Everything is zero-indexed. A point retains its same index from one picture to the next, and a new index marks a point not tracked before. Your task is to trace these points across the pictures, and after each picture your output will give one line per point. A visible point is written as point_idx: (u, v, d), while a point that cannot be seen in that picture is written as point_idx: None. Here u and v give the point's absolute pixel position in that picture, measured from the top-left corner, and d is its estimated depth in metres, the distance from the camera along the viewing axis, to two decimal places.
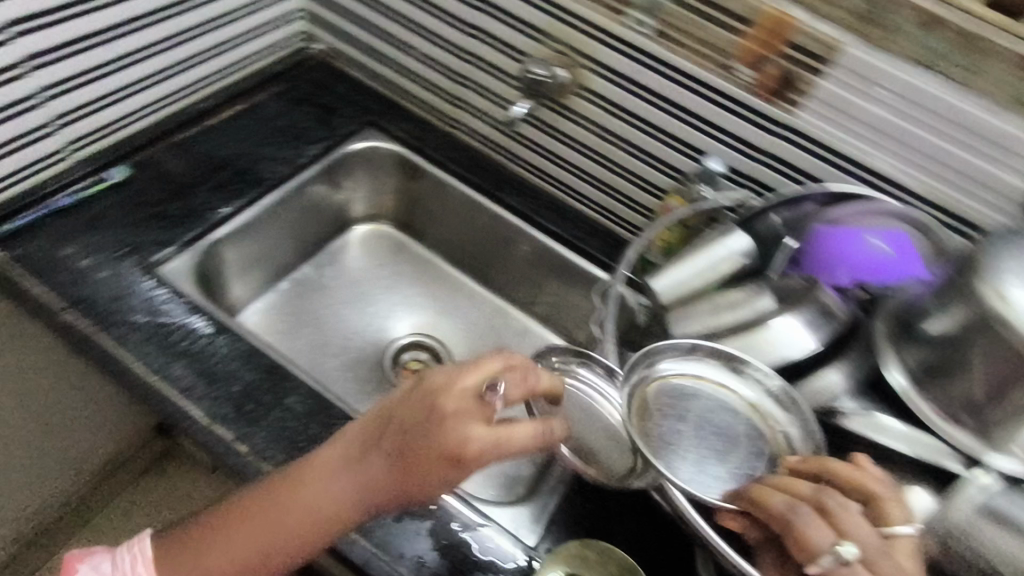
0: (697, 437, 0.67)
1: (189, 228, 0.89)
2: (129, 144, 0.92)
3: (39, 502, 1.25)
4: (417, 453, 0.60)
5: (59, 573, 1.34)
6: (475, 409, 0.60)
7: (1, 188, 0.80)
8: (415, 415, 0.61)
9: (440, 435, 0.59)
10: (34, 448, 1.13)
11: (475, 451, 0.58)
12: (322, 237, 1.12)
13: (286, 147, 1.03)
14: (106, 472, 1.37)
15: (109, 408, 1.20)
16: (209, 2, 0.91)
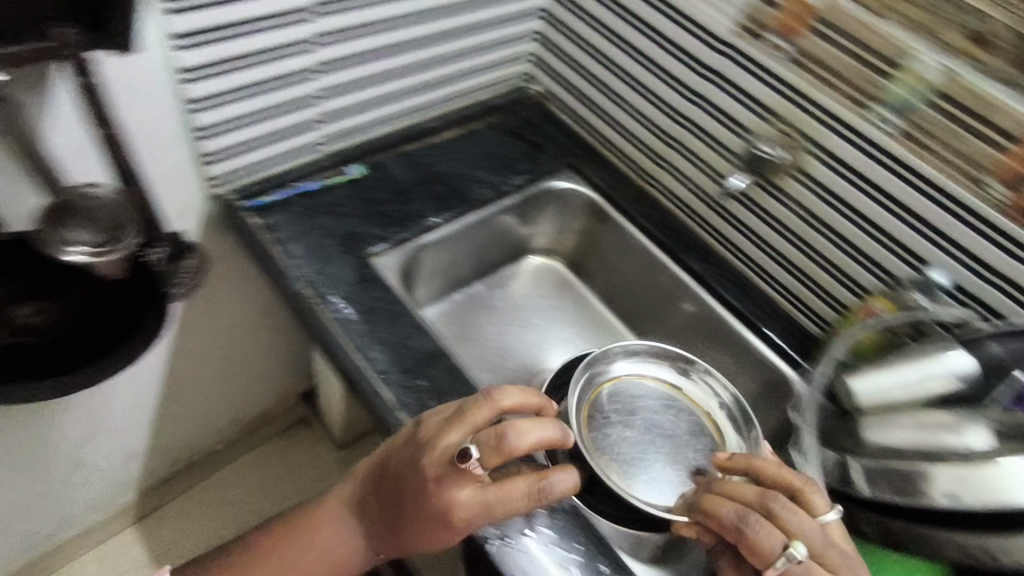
0: (642, 426, 0.88)
1: (404, 230, 0.98)
2: (368, 147, 1.04)
3: (205, 432, 1.41)
4: (411, 513, 0.66)
5: (200, 501, 1.50)
6: (458, 477, 0.64)
7: (268, 165, 0.94)
8: (409, 472, 0.66)
9: (426, 502, 0.65)
10: (217, 385, 1.29)
11: (466, 515, 0.63)
12: (500, 259, 1.19)
13: (494, 173, 1.10)
14: (259, 421, 1.53)
15: (276, 361, 1.35)
16: (461, 37, 1.03)
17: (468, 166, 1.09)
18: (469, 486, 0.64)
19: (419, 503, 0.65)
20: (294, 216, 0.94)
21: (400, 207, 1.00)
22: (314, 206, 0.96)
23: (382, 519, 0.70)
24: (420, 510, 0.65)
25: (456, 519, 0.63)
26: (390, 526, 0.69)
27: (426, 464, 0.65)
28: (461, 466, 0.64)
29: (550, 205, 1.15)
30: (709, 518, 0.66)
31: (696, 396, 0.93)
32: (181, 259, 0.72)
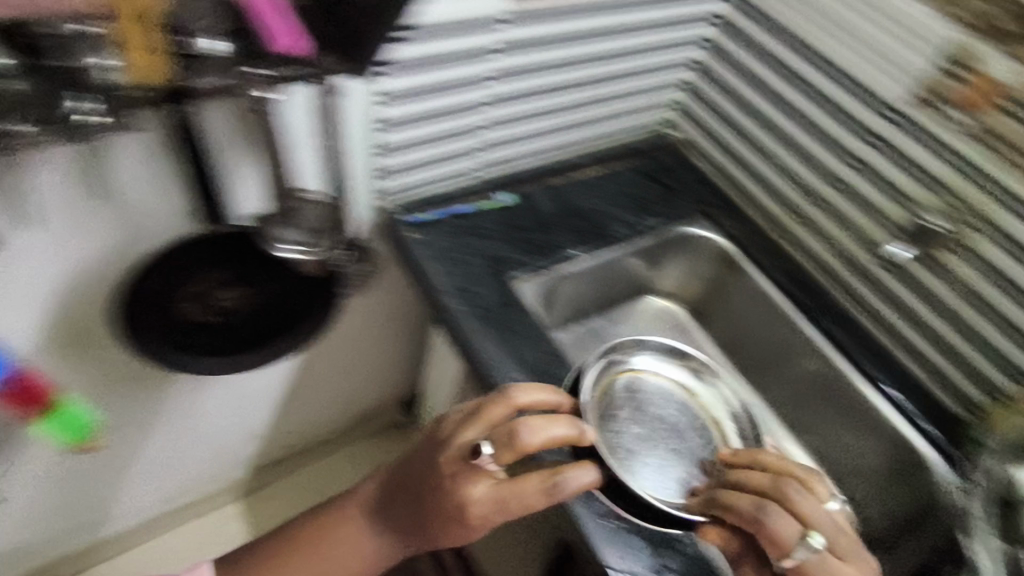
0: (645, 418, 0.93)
1: (545, 259, 1.01)
2: (517, 177, 1.11)
3: (311, 424, 1.48)
4: (433, 510, 0.70)
5: (293, 490, 1.55)
6: (470, 473, 0.68)
7: (428, 184, 1.02)
8: (430, 467, 0.71)
9: (445, 499, 0.68)
10: (335, 382, 1.36)
11: (481, 510, 0.66)
12: (624, 296, 1.20)
13: (629, 212, 1.12)
14: (358, 420, 1.58)
15: (391, 368, 1.42)
16: (619, 82, 1.10)
17: (607, 204, 1.13)
18: (483, 483, 0.67)
19: (439, 499, 0.69)
20: (445, 233, 0.99)
21: (541, 236, 1.04)
22: (464, 226, 1.01)
23: (404, 518, 0.75)
24: (439, 507, 0.69)
25: (471, 513, 0.67)
26: (417, 529, 0.73)
27: (444, 460, 0.69)
28: (473, 461, 0.68)
29: (682, 250, 1.16)
30: (732, 512, 0.69)
31: (703, 399, 0.99)
32: (360, 262, 0.80)
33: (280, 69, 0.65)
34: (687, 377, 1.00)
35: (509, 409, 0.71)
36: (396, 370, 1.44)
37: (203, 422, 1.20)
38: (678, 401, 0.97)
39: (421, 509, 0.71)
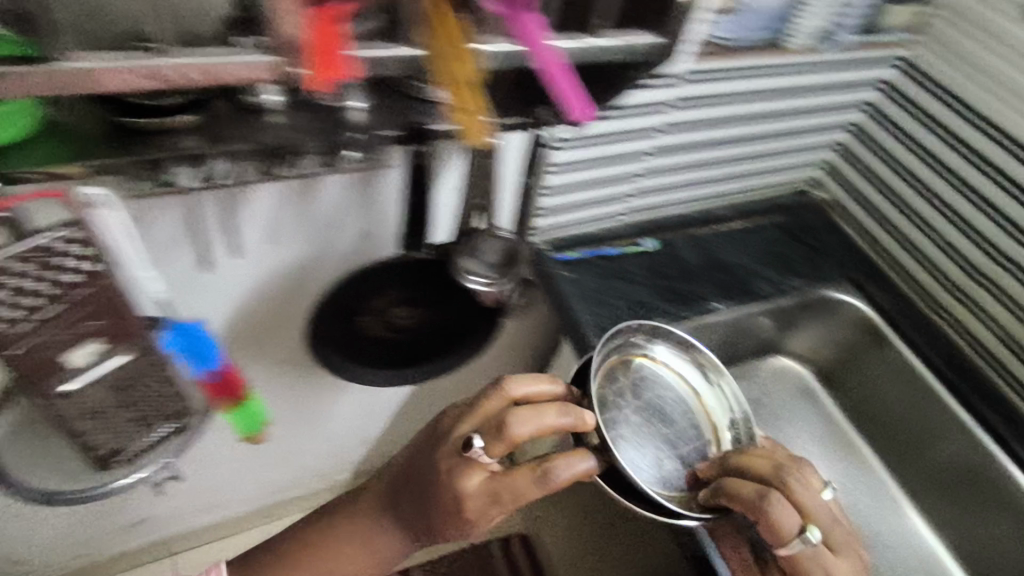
0: (642, 410, 0.80)
1: (689, 310, 1.01)
2: (662, 224, 1.13)
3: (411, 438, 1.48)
4: (432, 506, 0.65)
5: None
6: (462, 467, 0.62)
7: (580, 224, 1.05)
8: (427, 460, 0.66)
9: (441, 495, 0.63)
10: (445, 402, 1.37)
11: (478, 505, 0.62)
12: (751, 353, 1.20)
13: (772, 270, 1.12)
14: None
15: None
16: (777, 140, 1.10)
17: (749, 260, 1.12)
18: (476, 475, 0.62)
19: (435, 495, 0.64)
20: (593, 274, 1.02)
21: (683, 284, 1.05)
22: (610, 268, 1.03)
23: (410, 513, 0.70)
24: (437, 504, 0.64)
25: (472, 511, 0.62)
26: (423, 528, 0.68)
27: (442, 458, 0.64)
28: (468, 455, 0.62)
29: (821, 312, 1.14)
30: (731, 500, 0.68)
31: (705, 398, 0.86)
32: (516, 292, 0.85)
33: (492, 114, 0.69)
34: (694, 376, 0.86)
35: (505, 399, 0.66)
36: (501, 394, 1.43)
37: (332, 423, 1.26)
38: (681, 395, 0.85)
39: (421, 505, 0.67)
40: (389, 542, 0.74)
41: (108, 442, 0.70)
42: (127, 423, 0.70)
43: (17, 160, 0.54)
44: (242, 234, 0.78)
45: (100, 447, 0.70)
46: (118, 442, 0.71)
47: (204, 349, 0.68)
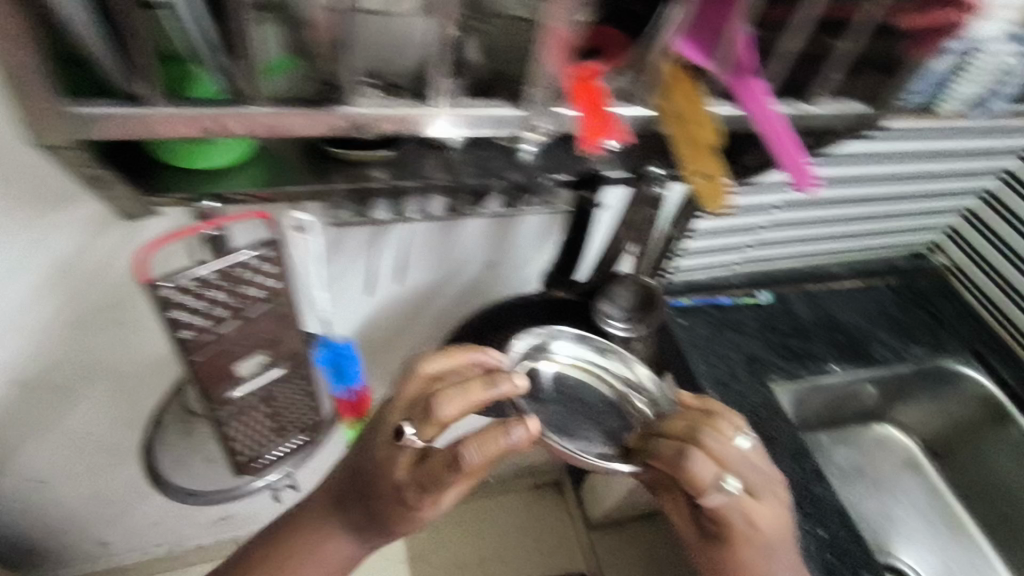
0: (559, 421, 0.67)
1: (805, 369, 0.99)
2: (775, 277, 1.11)
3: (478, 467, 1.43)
4: (364, 494, 0.58)
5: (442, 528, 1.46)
6: (383, 446, 0.56)
7: (695, 270, 1.05)
8: (360, 455, 0.58)
9: (376, 486, 0.56)
10: None
11: (418, 499, 0.54)
12: (853, 419, 1.16)
13: (893, 336, 1.07)
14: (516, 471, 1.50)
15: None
16: (903, 202, 1.07)
17: (867, 323, 1.08)
18: (396, 456, 0.54)
19: (366, 479, 0.57)
20: (706, 323, 1.00)
21: (800, 344, 1.02)
22: (725, 319, 1.02)
23: (359, 515, 0.59)
24: (369, 487, 0.57)
25: (412, 506, 0.54)
26: (374, 528, 0.59)
27: (373, 449, 0.56)
28: (402, 443, 0.54)
29: (935, 384, 1.10)
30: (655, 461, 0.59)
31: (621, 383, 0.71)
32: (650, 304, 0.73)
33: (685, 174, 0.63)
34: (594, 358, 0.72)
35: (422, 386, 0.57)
36: None
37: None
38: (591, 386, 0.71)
39: (357, 494, 0.58)
40: (335, 551, 0.60)
41: (249, 448, 0.69)
42: (266, 432, 0.70)
43: (233, 185, 0.49)
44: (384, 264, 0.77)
45: (241, 453, 0.69)
46: (255, 450, 0.70)
47: (351, 369, 0.69)
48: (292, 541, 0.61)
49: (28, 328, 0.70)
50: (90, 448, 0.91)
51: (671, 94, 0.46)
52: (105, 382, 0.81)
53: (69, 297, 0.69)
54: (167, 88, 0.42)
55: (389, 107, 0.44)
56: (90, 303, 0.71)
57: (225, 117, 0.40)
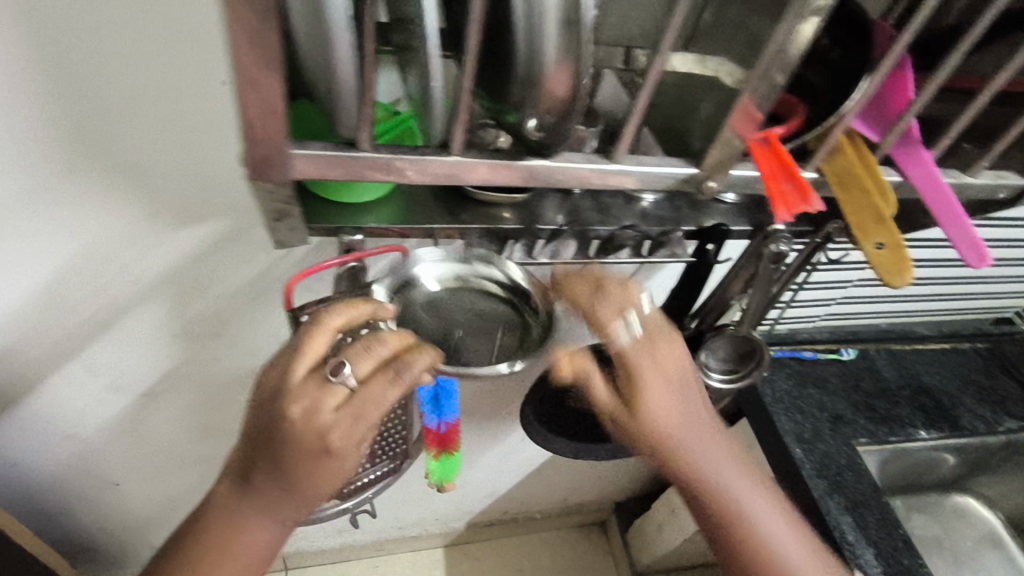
0: None
1: (892, 433, 0.95)
2: (859, 333, 1.08)
3: (527, 506, 1.39)
4: (261, 469, 0.46)
5: (482, 563, 1.43)
6: (282, 407, 0.43)
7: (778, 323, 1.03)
8: (252, 432, 0.46)
9: (299, 452, 0.43)
10: (579, 475, 1.30)
11: (343, 441, 0.43)
12: (932, 488, 1.11)
13: (983, 405, 1.03)
14: (564, 511, 1.45)
15: (631, 475, 1.35)
16: (1000, 266, 1.04)
17: (955, 388, 1.04)
18: (303, 413, 0.42)
19: (261, 446, 0.45)
20: (788, 376, 0.97)
21: (886, 406, 0.99)
22: (808, 374, 0.99)
23: (277, 491, 0.46)
24: (265, 456, 0.45)
25: (337, 458, 0.44)
26: (280, 496, 0.47)
27: (266, 419, 0.44)
28: (332, 385, 0.43)
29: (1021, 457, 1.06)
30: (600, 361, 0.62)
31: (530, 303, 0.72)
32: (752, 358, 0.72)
33: (808, 234, 0.61)
34: None
35: (327, 333, 0.43)
36: (631, 474, 1.34)
37: (471, 473, 1.16)
38: None
39: (253, 472, 0.46)
40: (256, 536, 0.49)
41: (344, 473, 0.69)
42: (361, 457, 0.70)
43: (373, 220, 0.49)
44: None
45: None
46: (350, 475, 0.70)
47: (449, 405, 0.67)
48: (206, 536, 0.49)
49: (135, 340, 0.67)
50: (164, 467, 0.87)
51: (842, 155, 0.40)
52: (199, 399, 0.78)
53: (187, 315, 0.66)
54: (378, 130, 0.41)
55: (590, 165, 0.37)
56: (198, 321, 0.67)
57: (420, 165, 0.34)
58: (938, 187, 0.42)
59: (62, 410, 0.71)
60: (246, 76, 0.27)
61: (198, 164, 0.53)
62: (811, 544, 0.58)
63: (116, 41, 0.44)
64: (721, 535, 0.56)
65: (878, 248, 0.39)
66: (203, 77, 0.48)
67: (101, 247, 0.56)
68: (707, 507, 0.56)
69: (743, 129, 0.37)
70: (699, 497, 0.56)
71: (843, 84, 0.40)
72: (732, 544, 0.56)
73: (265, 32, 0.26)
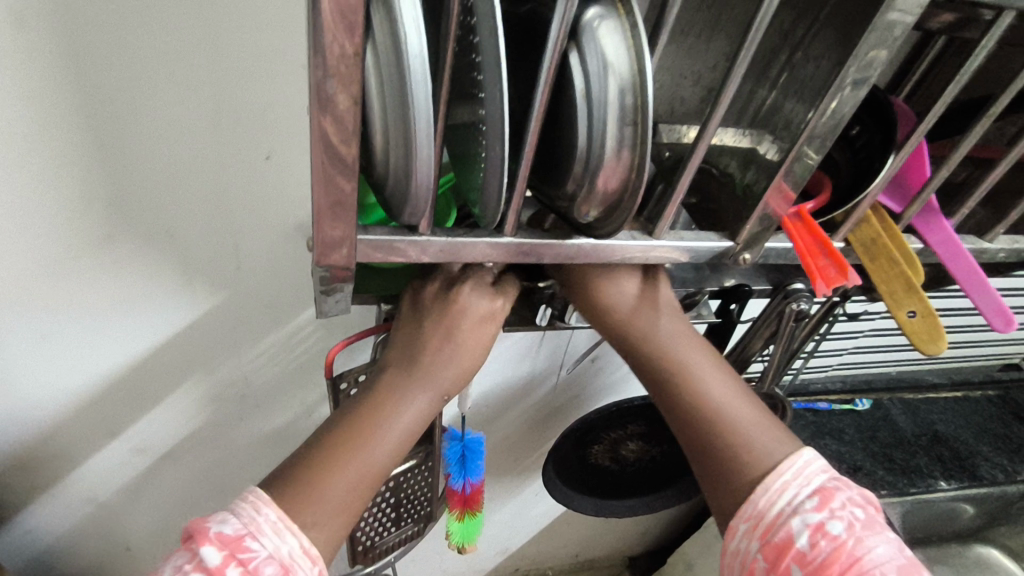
0: (509, 392, 0.81)
1: (913, 483, 0.94)
2: (874, 384, 1.09)
3: (540, 563, 1.35)
4: (423, 352, 0.44)
5: None
6: (453, 293, 0.44)
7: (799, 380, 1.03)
8: (404, 343, 0.45)
9: (462, 322, 0.44)
10: (594, 529, 1.27)
11: (505, 306, 0.45)
12: (951, 538, 1.10)
13: (1001, 454, 1.02)
14: (578, 567, 1.41)
15: (647, 528, 1.32)
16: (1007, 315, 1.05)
17: (971, 437, 1.04)
18: (475, 290, 0.44)
19: (428, 327, 0.44)
20: (804, 427, 0.98)
21: (904, 457, 0.98)
22: (824, 425, 1.00)
23: (445, 364, 0.44)
24: (433, 334, 0.44)
25: (495, 325, 0.45)
26: (445, 366, 0.44)
27: (429, 313, 0.44)
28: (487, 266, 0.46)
29: None
30: None
31: (522, 362, 0.76)
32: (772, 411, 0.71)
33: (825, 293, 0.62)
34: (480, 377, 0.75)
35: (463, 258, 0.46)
36: (647, 527, 1.31)
37: (486, 529, 1.14)
38: (506, 385, 0.79)
39: (422, 351, 0.44)
40: (411, 412, 0.44)
41: (369, 539, 0.67)
42: (385, 521, 0.68)
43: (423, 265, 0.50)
44: (491, 375, 0.76)
45: (361, 544, 0.66)
46: (375, 540, 0.68)
47: (476, 465, 0.68)
48: (364, 407, 0.43)
49: (158, 399, 0.66)
50: (178, 531, 0.84)
51: (868, 225, 0.42)
52: (219, 458, 0.76)
53: (215, 374, 0.66)
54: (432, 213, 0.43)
55: (635, 244, 0.38)
56: (224, 381, 0.67)
57: (472, 248, 0.35)
58: (958, 252, 0.44)
59: (83, 470, 0.70)
60: (323, 175, 0.29)
61: (230, 232, 0.53)
62: (761, 412, 0.49)
63: (168, 121, 0.45)
64: (673, 413, 0.49)
65: (911, 317, 0.40)
66: (245, 152, 0.49)
67: (133, 308, 0.57)
68: (656, 379, 0.49)
69: (778, 205, 0.39)
70: (647, 375, 0.50)
71: (863, 161, 0.43)
72: (681, 420, 0.49)
73: (341, 136, 0.28)
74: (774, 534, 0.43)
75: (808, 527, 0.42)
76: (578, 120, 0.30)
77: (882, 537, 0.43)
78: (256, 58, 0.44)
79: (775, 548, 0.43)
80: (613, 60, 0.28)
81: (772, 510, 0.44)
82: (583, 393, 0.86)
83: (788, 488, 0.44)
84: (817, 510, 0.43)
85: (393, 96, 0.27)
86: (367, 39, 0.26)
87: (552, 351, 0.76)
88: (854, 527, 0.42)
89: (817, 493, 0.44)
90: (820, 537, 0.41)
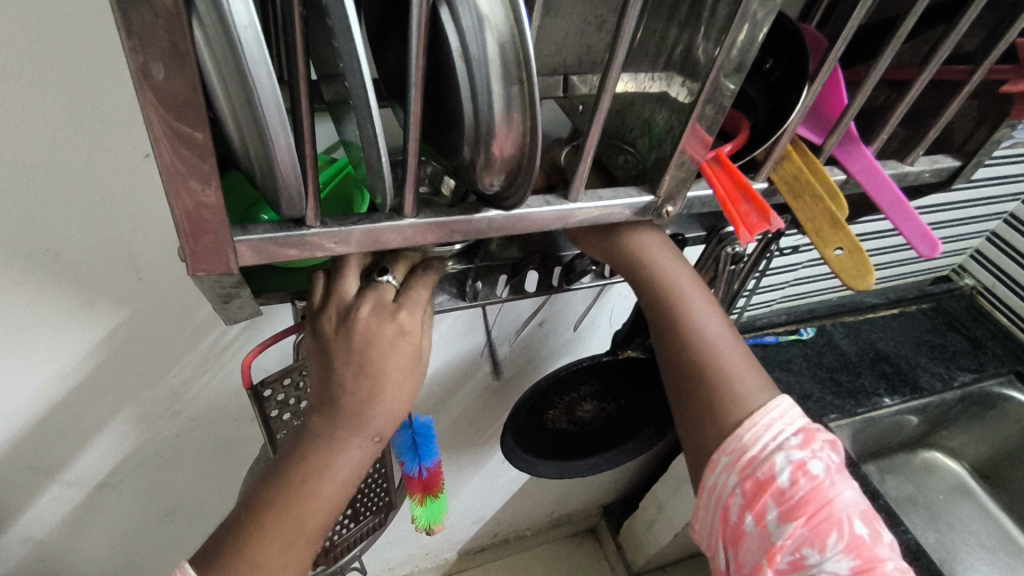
0: (455, 379, 0.81)
1: (859, 404, 0.98)
2: (817, 311, 1.11)
3: (516, 525, 1.36)
4: (340, 390, 0.40)
5: None
6: (353, 320, 0.40)
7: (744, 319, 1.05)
8: (320, 383, 0.41)
9: (374, 359, 0.40)
10: (565, 486, 1.28)
11: (414, 319, 0.42)
12: (896, 447, 1.16)
13: (937, 363, 1.07)
14: (553, 523, 1.43)
15: (617, 477, 1.34)
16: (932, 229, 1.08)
17: (909, 351, 1.08)
18: (376, 312, 0.41)
19: (339, 364, 0.40)
20: None
21: (850, 379, 1.01)
22: (773, 358, 1.02)
23: (359, 407, 0.40)
24: (345, 370, 0.40)
25: (411, 342, 0.42)
26: (369, 406, 0.40)
27: (335, 347, 0.41)
28: (377, 281, 0.43)
29: (978, 408, 1.11)
30: None
31: (460, 350, 0.75)
32: None
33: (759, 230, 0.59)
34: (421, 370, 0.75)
35: (358, 270, 0.43)
36: (616, 475, 1.33)
37: (456, 502, 1.13)
38: (450, 372, 0.79)
39: (340, 394, 0.40)
40: (348, 462, 0.41)
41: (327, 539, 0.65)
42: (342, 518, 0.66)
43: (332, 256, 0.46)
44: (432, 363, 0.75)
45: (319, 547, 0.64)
46: (333, 538, 0.66)
47: (430, 446, 0.66)
48: (299, 468, 0.40)
49: (79, 429, 0.61)
50: (130, 555, 0.80)
51: (790, 162, 0.41)
52: (161, 478, 0.72)
53: (137, 394, 0.61)
54: (330, 201, 0.39)
55: (550, 210, 0.36)
56: (149, 399, 0.62)
57: (370, 236, 0.32)
58: (880, 179, 0.43)
59: (7, 512, 0.65)
60: (178, 173, 0.26)
61: (121, 243, 0.48)
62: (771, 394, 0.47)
63: (20, 126, 0.39)
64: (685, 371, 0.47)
65: (838, 253, 0.39)
66: (119, 156, 0.43)
67: (26, 338, 0.51)
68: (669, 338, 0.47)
69: (695, 154, 0.37)
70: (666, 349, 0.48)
71: (779, 96, 0.41)
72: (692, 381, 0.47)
73: (187, 128, 0.24)
74: (758, 469, 0.44)
75: (791, 465, 0.45)
76: (460, 83, 0.27)
77: (848, 481, 0.47)
78: (109, 45, 0.38)
79: (756, 484, 0.44)
80: (486, 11, 0.25)
81: (759, 446, 0.44)
82: (536, 362, 0.85)
83: (775, 425, 0.45)
84: (801, 449, 0.45)
85: (234, 78, 0.23)
86: (191, 13, 0.22)
87: (488, 335, 0.75)
88: (829, 467, 0.45)
89: (801, 432, 0.46)
90: (801, 475, 0.44)
